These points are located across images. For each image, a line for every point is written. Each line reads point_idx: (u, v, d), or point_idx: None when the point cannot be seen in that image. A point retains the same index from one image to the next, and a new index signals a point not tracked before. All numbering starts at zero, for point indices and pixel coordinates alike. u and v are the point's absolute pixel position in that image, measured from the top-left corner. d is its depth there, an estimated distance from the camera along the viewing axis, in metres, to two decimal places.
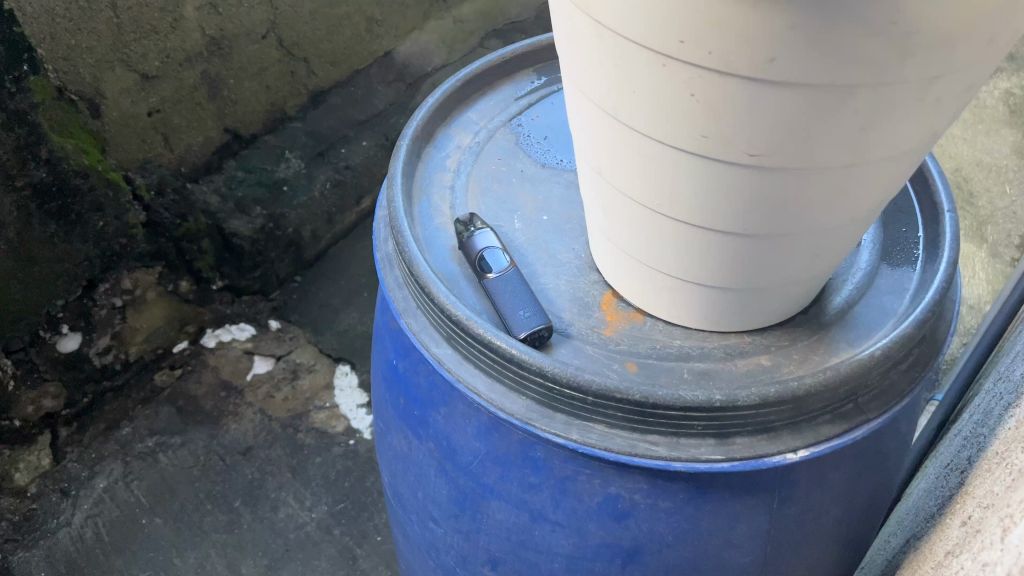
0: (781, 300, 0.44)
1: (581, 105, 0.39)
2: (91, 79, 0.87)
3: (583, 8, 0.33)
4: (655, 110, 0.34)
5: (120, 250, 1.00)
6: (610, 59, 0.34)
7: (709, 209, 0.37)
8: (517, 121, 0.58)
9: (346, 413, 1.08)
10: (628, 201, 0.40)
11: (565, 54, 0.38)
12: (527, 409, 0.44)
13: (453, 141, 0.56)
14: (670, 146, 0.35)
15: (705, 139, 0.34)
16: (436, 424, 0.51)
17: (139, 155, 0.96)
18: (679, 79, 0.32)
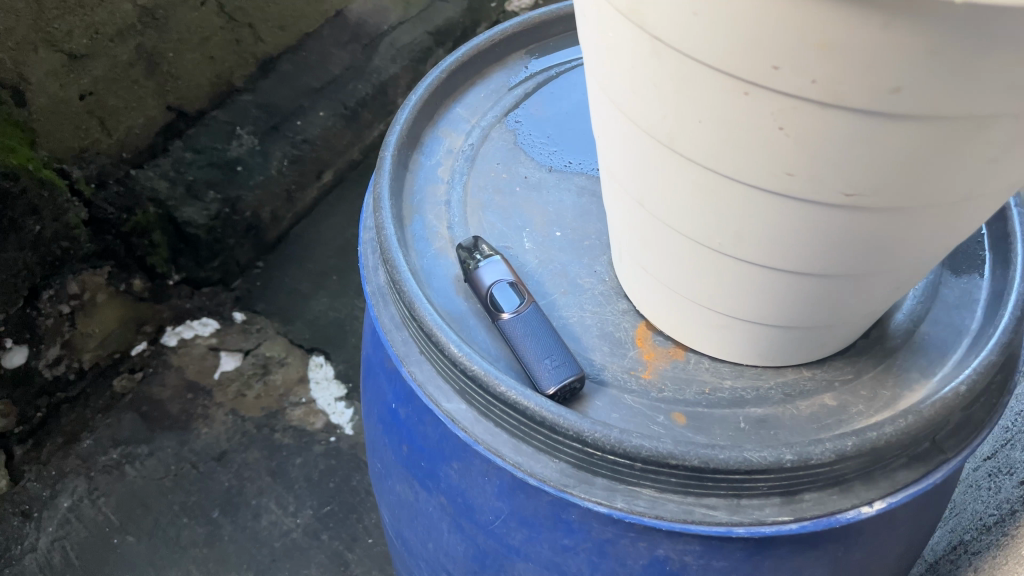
0: (849, 331, 0.38)
1: (622, 128, 0.32)
2: (12, 64, 0.74)
3: (635, 20, 0.26)
4: (726, 143, 0.27)
5: (63, 254, 0.88)
6: (668, 80, 0.27)
7: (783, 250, 0.31)
8: (514, 115, 0.52)
9: (324, 408, 0.99)
10: (678, 235, 0.34)
11: (602, 69, 0.31)
12: (561, 474, 0.38)
13: (443, 145, 0.50)
14: (741, 183, 0.29)
15: (791, 177, 0.27)
16: (448, 478, 0.44)
17: (74, 144, 0.83)
18: (766, 108, 0.25)
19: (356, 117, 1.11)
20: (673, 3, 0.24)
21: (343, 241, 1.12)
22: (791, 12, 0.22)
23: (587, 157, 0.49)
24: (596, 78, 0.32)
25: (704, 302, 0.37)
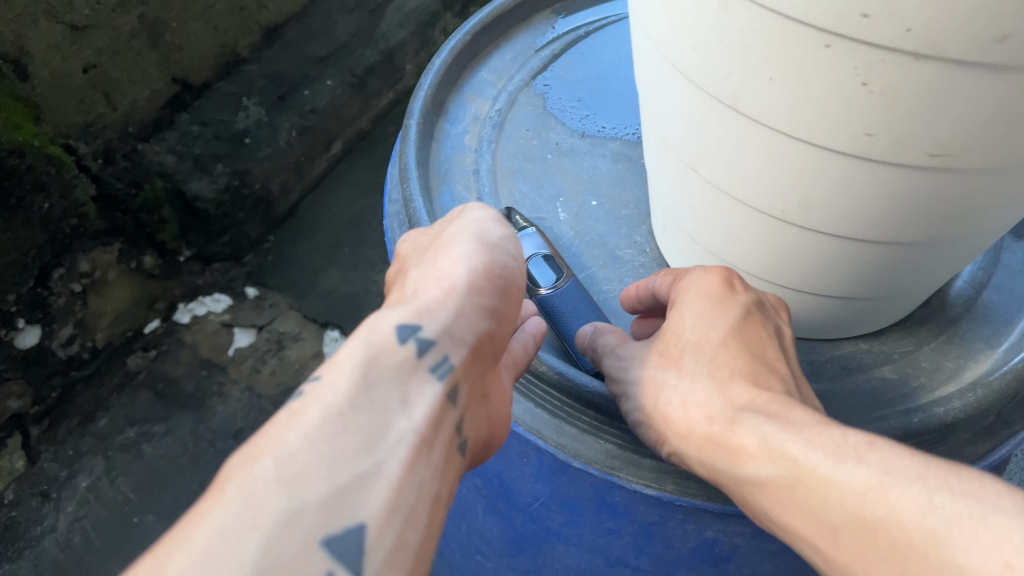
0: (911, 294, 0.36)
1: (678, 88, 0.30)
2: (13, 36, 0.71)
3: None
4: (800, 102, 0.25)
5: (72, 232, 0.85)
6: (737, 33, 0.25)
7: (853, 217, 0.29)
8: (542, 79, 0.51)
9: None
10: (735, 201, 0.32)
11: (656, 24, 0.28)
12: (607, 457, 0.38)
13: (469, 111, 0.49)
14: (815, 145, 0.26)
15: (870, 138, 0.25)
16: (483, 459, 0.43)
17: (79, 118, 0.80)
18: (849, 63, 0.23)
19: (363, 86, 1.10)
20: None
21: (353, 214, 1.11)
22: None
23: (620, 122, 0.50)
24: (646, 33, 0.30)
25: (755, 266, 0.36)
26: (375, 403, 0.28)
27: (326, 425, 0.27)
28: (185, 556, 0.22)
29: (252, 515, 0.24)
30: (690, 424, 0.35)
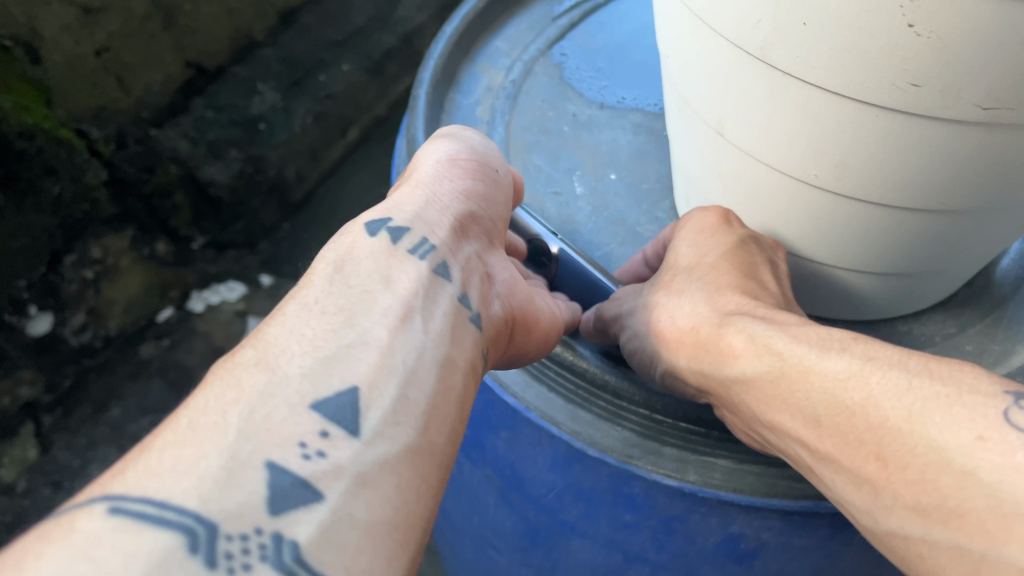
0: (954, 269, 0.34)
1: (702, 43, 0.28)
2: (24, 18, 0.70)
3: None
4: (834, 51, 0.23)
5: (83, 218, 0.85)
6: None
7: (892, 181, 0.27)
8: (559, 49, 0.49)
9: None
10: (762, 166, 0.30)
11: None
12: (624, 442, 0.36)
13: (482, 81, 0.47)
14: (851, 101, 0.24)
15: (916, 90, 0.22)
16: (495, 449, 0.40)
17: (91, 103, 0.79)
18: (891, 0, 0.21)
19: (381, 70, 1.07)
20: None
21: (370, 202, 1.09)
22: None
23: (641, 93, 0.47)
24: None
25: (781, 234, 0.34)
26: (355, 281, 0.29)
27: (302, 309, 0.27)
28: (181, 422, 0.23)
29: (235, 390, 0.24)
30: (684, 329, 0.36)
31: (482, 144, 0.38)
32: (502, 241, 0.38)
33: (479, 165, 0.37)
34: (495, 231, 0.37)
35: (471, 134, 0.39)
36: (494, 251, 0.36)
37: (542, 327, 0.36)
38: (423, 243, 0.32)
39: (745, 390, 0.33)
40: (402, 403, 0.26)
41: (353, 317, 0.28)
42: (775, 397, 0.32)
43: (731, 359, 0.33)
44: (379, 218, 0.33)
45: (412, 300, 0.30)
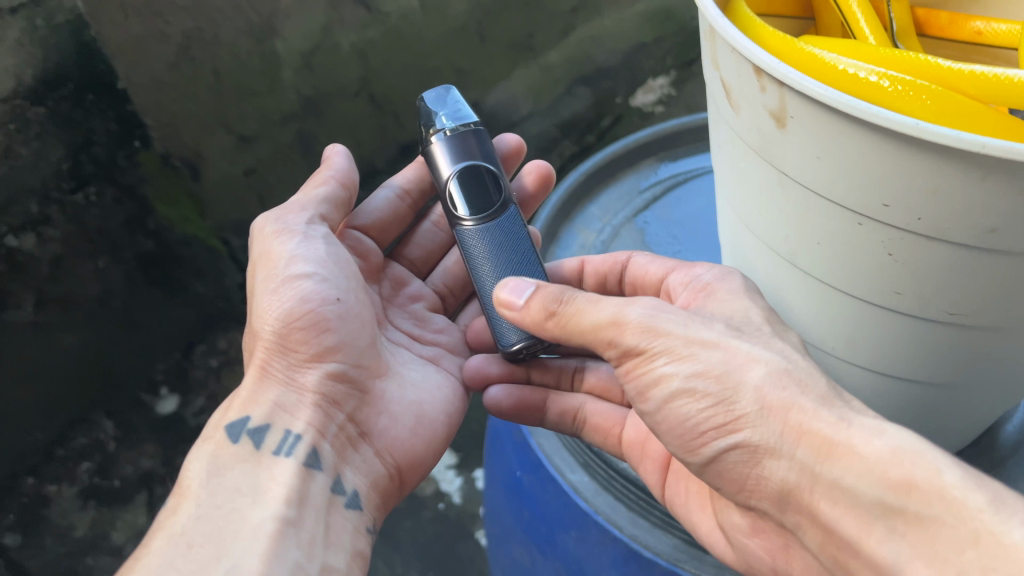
0: (965, 403, 0.42)
1: (751, 241, 0.37)
2: (192, 143, 0.86)
3: (766, 158, 0.32)
4: (840, 266, 0.32)
5: (218, 312, 1.01)
6: (792, 208, 0.32)
7: (890, 357, 0.35)
8: (642, 216, 0.63)
9: (435, 475, 1.06)
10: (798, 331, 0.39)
11: (735, 193, 0.37)
12: (674, 549, 0.49)
13: (577, 240, 0.61)
14: (855, 298, 0.33)
15: (902, 300, 0.31)
16: (565, 543, 0.52)
17: (234, 215, 0.94)
18: (878, 241, 0.30)
19: None
20: (799, 145, 0.30)
21: None
22: (903, 163, 0.27)
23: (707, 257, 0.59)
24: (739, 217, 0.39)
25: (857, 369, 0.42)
26: (228, 499, 0.48)
27: (177, 541, 0.45)
28: None
29: None
30: (803, 408, 0.40)
31: (327, 288, 0.54)
32: (361, 384, 0.56)
33: (329, 326, 0.54)
34: (350, 384, 0.55)
35: (320, 269, 0.55)
36: (349, 402, 0.55)
37: (410, 456, 0.57)
38: (287, 441, 0.52)
39: (823, 491, 0.39)
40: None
41: (225, 545, 0.45)
42: (853, 504, 0.38)
43: (831, 461, 0.38)
44: (238, 425, 0.52)
45: (284, 513, 0.47)
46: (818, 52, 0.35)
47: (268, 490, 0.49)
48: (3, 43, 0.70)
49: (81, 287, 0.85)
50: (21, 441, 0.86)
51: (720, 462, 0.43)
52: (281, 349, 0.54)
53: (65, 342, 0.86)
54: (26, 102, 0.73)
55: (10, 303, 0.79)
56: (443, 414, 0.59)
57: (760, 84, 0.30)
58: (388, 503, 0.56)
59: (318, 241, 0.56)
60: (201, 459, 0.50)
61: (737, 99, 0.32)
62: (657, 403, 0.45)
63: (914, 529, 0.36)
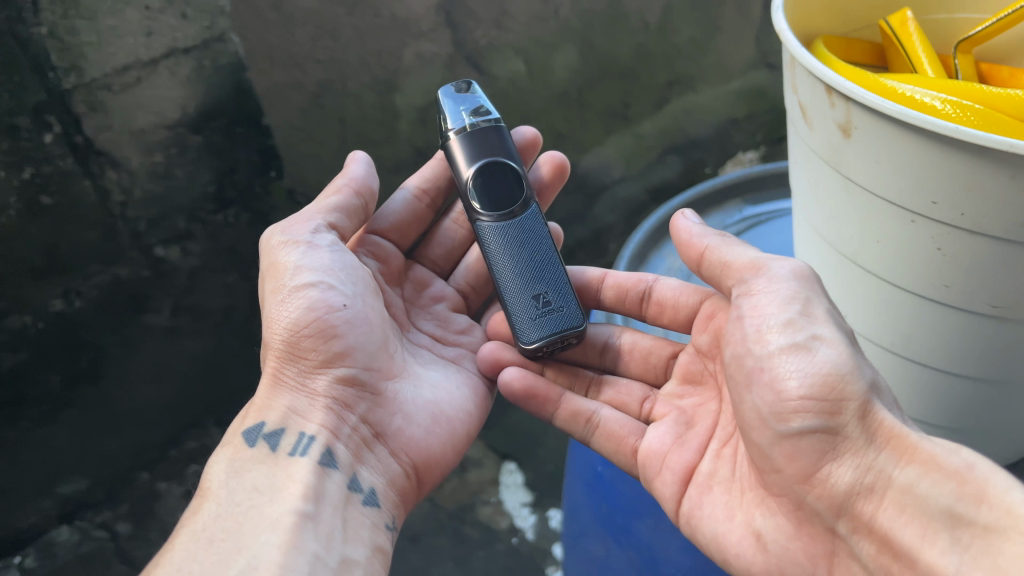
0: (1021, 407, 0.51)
1: (829, 247, 0.50)
2: (317, 182, 0.96)
3: (837, 169, 0.45)
4: (899, 259, 0.44)
5: None
6: (861, 210, 0.45)
7: (948, 337, 0.46)
8: None
9: (510, 510, 1.09)
10: (872, 321, 0.51)
11: (818, 207, 0.49)
12: None
13: (665, 265, 0.73)
14: (916, 289, 0.45)
15: (948, 288, 0.43)
16: (639, 532, 0.63)
17: None
18: (929, 236, 0.42)
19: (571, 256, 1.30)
20: (865, 155, 0.42)
21: None
22: (945, 171, 0.38)
23: None
24: (812, 222, 0.51)
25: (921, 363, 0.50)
26: (246, 499, 0.57)
27: (194, 540, 0.54)
28: None
29: None
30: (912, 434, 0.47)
31: (330, 297, 0.62)
32: (372, 387, 0.64)
33: (338, 334, 0.62)
34: (362, 388, 0.64)
35: (325, 278, 0.63)
36: (362, 405, 0.64)
37: (422, 454, 0.65)
38: (301, 442, 0.61)
39: (891, 495, 0.46)
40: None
41: (242, 540, 0.54)
42: (919, 512, 0.45)
43: (912, 466, 0.46)
44: (251, 430, 0.62)
45: (304, 508, 0.56)
46: (882, 79, 0.45)
47: (286, 487, 0.58)
48: (175, 78, 0.81)
49: (209, 299, 0.95)
50: (144, 434, 0.96)
51: (792, 443, 0.49)
52: (295, 359, 0.63)
53: (190, 347, 0.96)
54: (187, 131, 0.84)
55: (150, 306, 0.91)
56: (457, 413, 0.68)
57: (831, 102, 0.42)
58: (406, 498, 0.65)
59: (321, 250, 0.64)
60: (224, 463, 0.60)
61: (817, 119, 0.45)
62: (750, 370, 0.51)
63: (978, 540, 0.43)
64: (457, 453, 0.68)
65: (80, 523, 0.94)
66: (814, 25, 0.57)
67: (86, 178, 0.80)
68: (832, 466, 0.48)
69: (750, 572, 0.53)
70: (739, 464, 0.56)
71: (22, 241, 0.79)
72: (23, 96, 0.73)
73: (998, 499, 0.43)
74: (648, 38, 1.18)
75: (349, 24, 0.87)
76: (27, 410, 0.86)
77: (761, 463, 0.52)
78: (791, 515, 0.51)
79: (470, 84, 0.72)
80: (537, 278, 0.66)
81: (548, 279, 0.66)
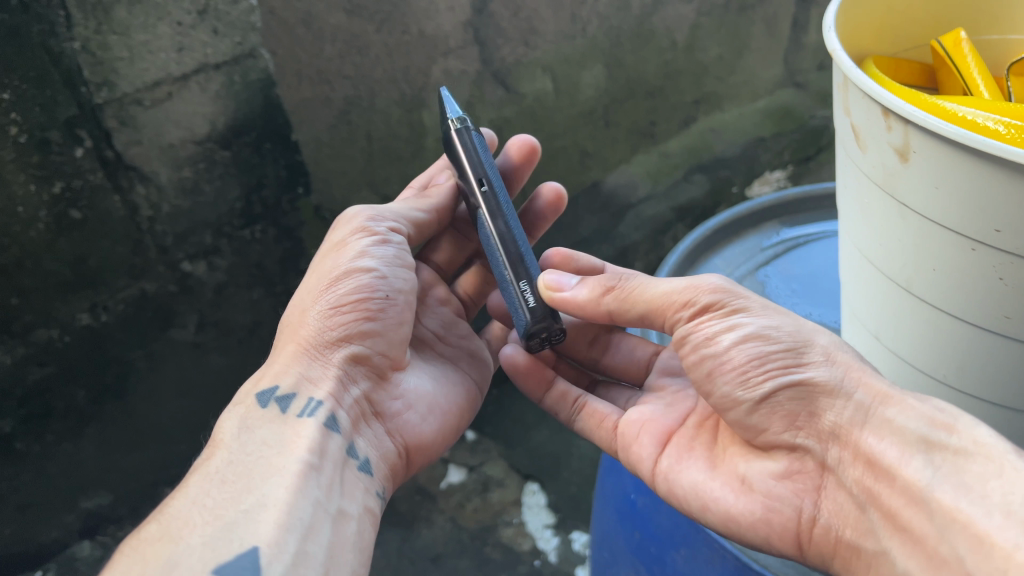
0: None
1: (875, 275, 0.49)
2: (342, 198, 0.96)
3: (890, 194, 0.44)
4: (956, 287, 0.43)
5: None
6: (914, 235, 0.44)
7: (1004, 367, 0.45)
8: (764, 271, 0.71)
9: (533, 532, 1.06)
10: (919, 349, 0.49)
11: (865, 231, 0.48)
12: (781, 563, 0.57)
13: None
14: (973, 319, 0.44)
15: (1009, 319, 0.42)
16: (674, 562, 0.61)
17: None
18: (990, 264, 0.40)
19: None
20: (923, 180, 0.41)
21: None
22: (1013, 200, 0.37)
23: (824, 311, 0.68)
24: (861, 246, 0.49)
25: (972, 394, 0.48)
26: (256, 450, 0.56)
27: (206, 480, 0.53)
28: (157, 525, 0.50)
29: (180, 522, 0.49)
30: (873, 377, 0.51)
31: (374, 284, 0.62)
32: (380, 371, 0.64)
33: (370, 313, 0.62)
34: (371, 368, 0.64)
35: (381, 266, 0.63)
36: (367, 384, 0.64)
37: (415, 440, 0.64)
38: (309, 406, 0.59)
39: (872, 426, 0.49)
40: (303, 553, 0.50)
41: (250, 486, 0.53)
42: (897, 437, 0.48)
43: (889, 403, 0.49)
44: (265, 392, 0.60)
45: (308, 458, 0.56)
46: (939, 102, 0.44)
47: (293, 443, 0.57)
48: (206, 93, 0.80)
49: (234, 314, 0.94)
50: (166, 449, 0.96)
51: (767, 406, 0.52)
52: (320, 331, 0.63)
53: (214, 361, 0.95)
54: (216, 146, 0.83)
55: (176, 322, 0.90)
56: (451, 405, 0.68)
57: (887, 125, 0.41)
58: (394, 475, 0.63)
59: (390, 245, 0.65)
60: (236, 419, 0.58)
61: (870, 142, 0.43)
62: (705, 369, 0.54)
63: (950, 462, 0.46)
64: (445, 444, 0.68)
65: (102, 539, 0.96)
66: (864, 45, 0.56)
67: (115, 193, 0.80)
68: (819, 412, 0.51)
69: (730, 515, 0.54)
70: (722, 432, 0.59)
71: (51, 255, 0.78)
72: (55, 111, 0.73)
73: (967, 432, 0.46)
74: (676, 57, 1.19)
75: (379, 41, 0.88)
76: (52, 424, 0.86)
77: (742, 429, 0.55)
78: (783, 459, 0.54)
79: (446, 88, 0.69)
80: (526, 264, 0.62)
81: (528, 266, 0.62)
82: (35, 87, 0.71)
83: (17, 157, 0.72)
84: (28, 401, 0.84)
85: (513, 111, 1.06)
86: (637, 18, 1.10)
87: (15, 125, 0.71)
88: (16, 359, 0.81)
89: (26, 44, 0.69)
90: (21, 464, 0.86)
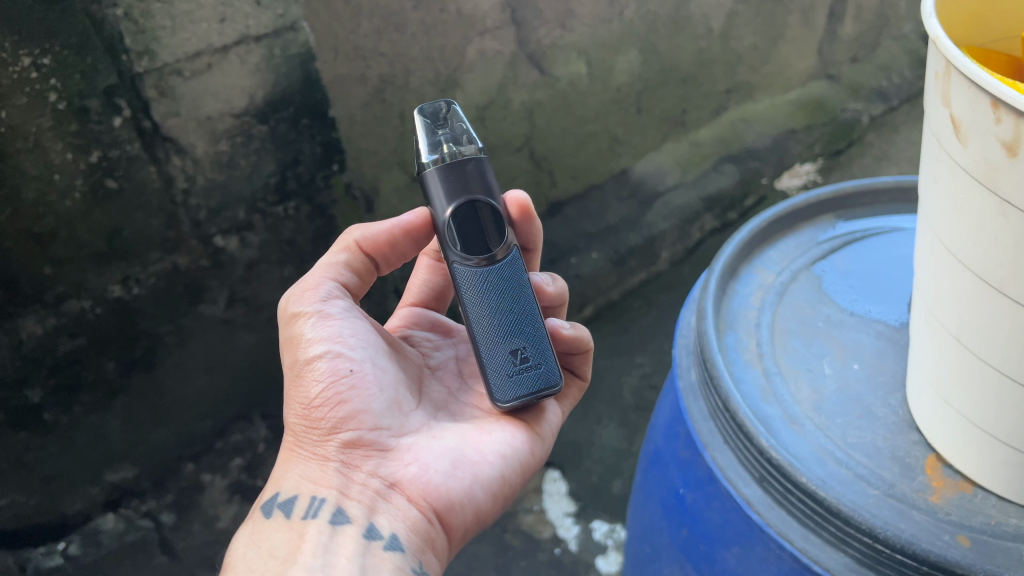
0: None
1: (956, 276, 0.43)
2: (372, 177, 0.94)
3: (990, 188, 0.38)
4: None
5: None
6: (1011, 236, 0.38)
7: None
8: (822, 265, 0.66)
9: (552, 520, 1.04)
10: (988, 367, 0.43)
11: (950, 230, 0.42)
12: (845, 566, 0.47)
13: (756, 279, 0.65)
14: None
15: None
16: (725, 561, 0.55)
17: None
18: None
19: (623, 263, 1.20)
20: None
21: None
22: None
23: (885, 308, 0.62)
24: (946, 243, 0.43)
25: None
26: (264, 562, 0.49)
27: None
28: None
29: None
30: None
31: (338, 367, 0.53)
32: (385, 446, 0.53)
33: (343, 397, 0.53)
34: (371, 446, 0.53)
35: (336, 346, 0.54)
36: (373, 463, 0.53)
37: (443, 506, 0.53)
38: (313, 504, 0.51)
39: None
40: None
41: None
42: None
43: None
44: (271, 500, 0.53)
45: (312, 564, 0.48)
46: None
47: (300, 550, 0.49)
48: (245, 66, 0.78)
49: (265, 291, 0.93)
50: (192, 424, 0.95)
51: None
52: (304, 426, 0.54)
53: (243, 338, 0.94)
54: (253, 120, 0.81)
55: (207, 297, 0.89)
56: (490, 460, 0.55)
57: (996, 117, 0.36)
58: (436, 547, 0.52)
59: (334, 319, 0.55)
60: (244, 540, 0.52)
61: (971, 133, 0.38)
62: None
63: None
64: (495, 503, 0.56)
65: (125, 512, 0.94)
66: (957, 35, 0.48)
67: (151, 163, 0.78)
68: None
69: None
70: None
71: (86, 225, 0.78)
72: (95, 79, 0.72)
73: None
74: (711, 44, 1.18)
75: (416, 18, 0.88)
76: (81, 396, 0.86)
77: None
78: None
79: (451, 102, 0.55)
80: (516, 327, 0.52)
81: (531, 328, 0.53)
82: (76, 53, 0.70)
83: (55, 124, 0.71)
84: (58, 371, 0.83)
85: (547, 95, 1.04)
86: (674, 4, 1.09)
87: (55, 91, 0.70)
88: (48, 329, 0.81)
89: (69, 9, 0.68)
90: (48, 434, 0.85)
